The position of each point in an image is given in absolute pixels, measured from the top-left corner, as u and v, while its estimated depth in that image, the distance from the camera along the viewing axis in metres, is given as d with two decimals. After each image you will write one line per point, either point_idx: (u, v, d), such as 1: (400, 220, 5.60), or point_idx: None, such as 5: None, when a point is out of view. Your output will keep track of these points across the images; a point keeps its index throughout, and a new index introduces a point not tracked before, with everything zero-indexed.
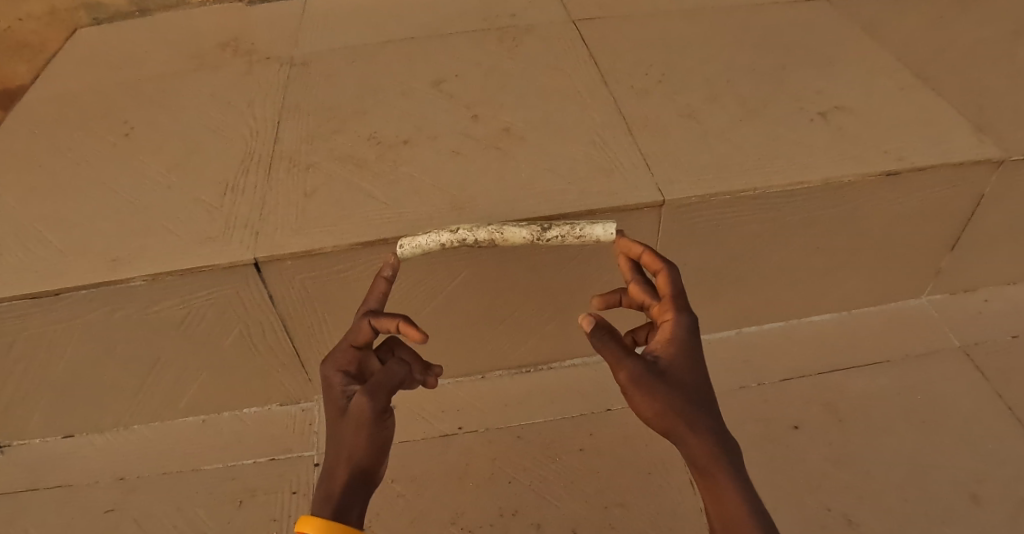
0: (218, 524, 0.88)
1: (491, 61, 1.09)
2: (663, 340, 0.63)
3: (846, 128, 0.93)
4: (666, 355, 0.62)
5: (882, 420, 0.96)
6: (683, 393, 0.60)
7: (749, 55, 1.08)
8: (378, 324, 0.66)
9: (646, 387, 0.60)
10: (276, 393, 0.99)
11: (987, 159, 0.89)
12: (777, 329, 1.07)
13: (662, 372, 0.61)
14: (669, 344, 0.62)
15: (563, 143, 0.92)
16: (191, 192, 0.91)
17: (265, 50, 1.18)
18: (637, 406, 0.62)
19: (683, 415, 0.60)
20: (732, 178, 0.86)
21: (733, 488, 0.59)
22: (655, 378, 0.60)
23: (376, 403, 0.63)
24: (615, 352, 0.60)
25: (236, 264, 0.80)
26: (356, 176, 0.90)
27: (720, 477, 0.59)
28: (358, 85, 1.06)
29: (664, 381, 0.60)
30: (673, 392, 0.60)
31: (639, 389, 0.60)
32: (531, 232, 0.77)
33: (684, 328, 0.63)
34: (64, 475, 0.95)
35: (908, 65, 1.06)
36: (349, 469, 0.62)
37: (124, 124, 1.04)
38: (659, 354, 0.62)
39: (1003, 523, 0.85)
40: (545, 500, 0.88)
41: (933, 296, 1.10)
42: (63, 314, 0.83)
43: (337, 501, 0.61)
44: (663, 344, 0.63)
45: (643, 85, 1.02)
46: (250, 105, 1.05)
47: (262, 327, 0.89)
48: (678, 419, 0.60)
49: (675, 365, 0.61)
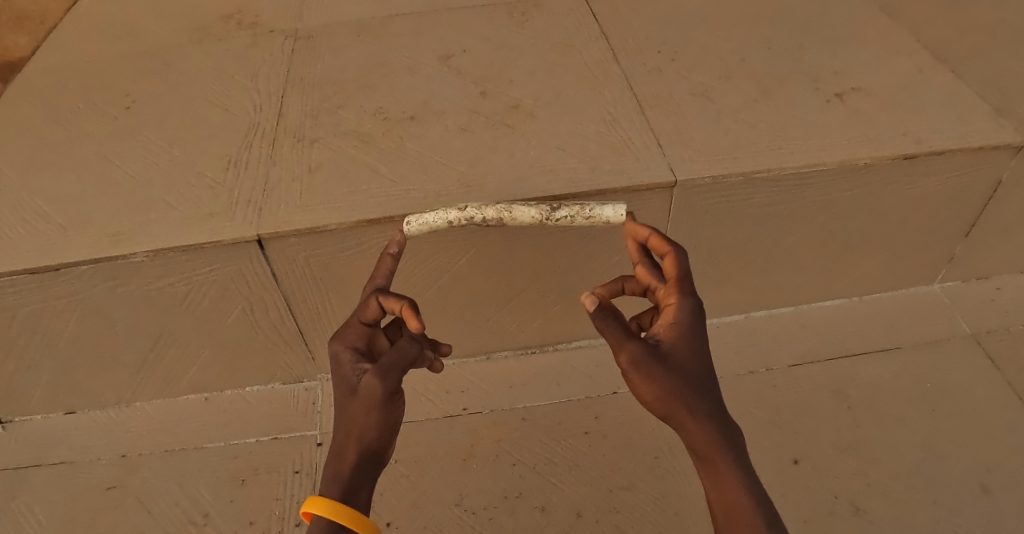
0: (220, 502, 0.88)
1: (500, 36, 1.07)
2: (666, 324, 0.61)
3: (866, 109, 0.91)
4: (668, 338, 0.60)
5: (895, 406, 0.95)
6: (685, 378, 0.59)
7: (765, 33, 1.05)
8: (386, 302, 0.65)
9: (645, 371, 0.59)
10: (280, 371, 0.98)
11: (1007, 144, 0.87)
12: (787, 314, 1.05)
13: (664, 355, 0.59)
14: (673, 328, 0.60)
15: (575, 120, 0.90)
16: (193, 166, 0.89)
17: (269, 22, 1.15)
18: (638, 390, 0.60)
19: (683, 401, 0.59)
20: (747, 159, 0.84)
21: (732, 476, 0.58)
22: (656, 362, 0.59)
23: (387, 382, 0.61)
24: (617, 334, 0.59)
25: (239, 240, 0.79)
26: (361, 151, 0.88)
27: (721, 465, 0.58)
28: (364, 58, 1.04)
29: (664, 365, 0.59)
30: (673, 377, 0.59)
31: (638, 373, 0.59)
32: (540, 212, 0.75)
33: (688, 311, 0.61)
34: (67, 451, 0.94)
35: (929, 46, 1.03)
36: (359, 449, 0.61)
37: (125, 97, 1.02)
38: (662, 338, 0.60)
39: (1013, 513, 0.84)
40: (552, 482, 0.87)
41: (947, 283, 1.08)
42: (64, 289, 0.82)
43: (346, 482, 0.61)
44: (666, 328, 0.61)
45: (656, 62, 1.00)
46: (254, 79, 1.03)
47: (264, 304, 0.88)
48: (678, 405, 0.59)
49: (677, 350, 0.60)
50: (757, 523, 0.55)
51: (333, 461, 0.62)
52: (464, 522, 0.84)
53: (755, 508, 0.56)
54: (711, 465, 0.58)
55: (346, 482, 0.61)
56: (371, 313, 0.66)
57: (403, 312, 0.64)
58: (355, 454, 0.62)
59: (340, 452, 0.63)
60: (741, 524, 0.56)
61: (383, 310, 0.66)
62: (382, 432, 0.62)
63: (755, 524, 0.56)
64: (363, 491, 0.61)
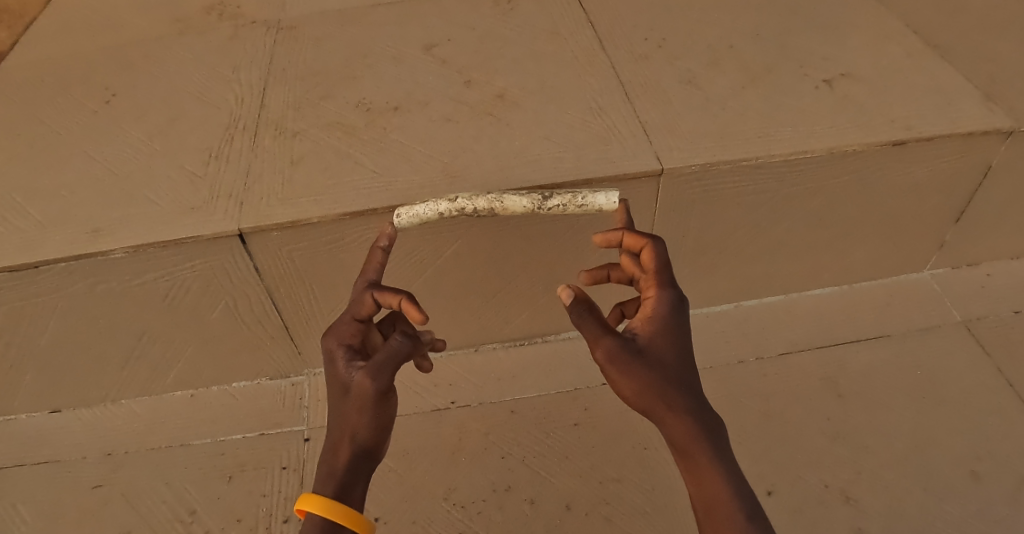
0: (206, 499, 0.87)
1: (486, 24, 1.05)
2: (644, 318, 0.61)
3: (854, 95, 0.90)
4: (645, 332, 0.60)
5: (885, 394, 0.94)
6: (663, 373, 0.58)
7: (754, 19, 1.04)
8: (381, 299, 0.64)
9: (623, 366, 0.58)
10: (266, 367, 0.97)
11: (997, 130, 0.86)
12: (777, 302, 1.05)
13: (641, 349, 0.59)
14: (650, 322, 0.60)
15: (561, 110, 0.89)
16: (174, 159, 0.88)
17: (251, 13, 1.14)
18: (617, 385, 0.60)
19: (662, 395, 0.58)
20: (735, 146, 0.83)
21: (710, 469, 0.57)
22: (633, 356, 0.58)
23: (378, 383, 0.60)
24: (594, 330, 0.59)
25: (220, 235, 0.78)
26: (343, 143, 0.87)
27: (700, 460, 0.57)
28: (347, 48, 1.03)
29: (641, 359, 0.58)
30: (651, 372, 0.58)
31: (616, 368, 0.59)
32: (531, 202, 0.75)
33: (667, 304, 0.61)
34: (52, 450, 0.93)
35: (918, 31, 1.02)
36: (352, 448, 0.61)
37: (105, 90, 1.01)
38: (639, 332, 0.60)
39: (1003, 500, 0.84)
40: (542, 474, 0.87)
41: (937, 270, 1.08)
42: (44, 286, 0.80)
43: (340, 480, 0.60)
44: (643, 322, 0.61)
45: (643, 50, 0.99)
46: (236, 71, 1.01)
47: (248, 299, 0.87)
48: (656, 399, 0.58)
49: (654, 344, 0.59)
50: (737, 517, 0.55)
51: (325, 459, 0.62)
52: (453, 516, 0.84)
53: (735, 502, 0.56)
54: (691, 459, 0.58)
55: (338, 480, 0.60)
56: (365, 310, 0.65)
57: (401, 307, 0.63)
58: (347, 453, 0.61)
59: (331, 449, 0.62)
60: (720, 519, 0.56)
61: (377, 306, 0.65)
62: (374, 432, 0.62)
63: (734, 519, 0.55)
64: (357, 489, 0.61)
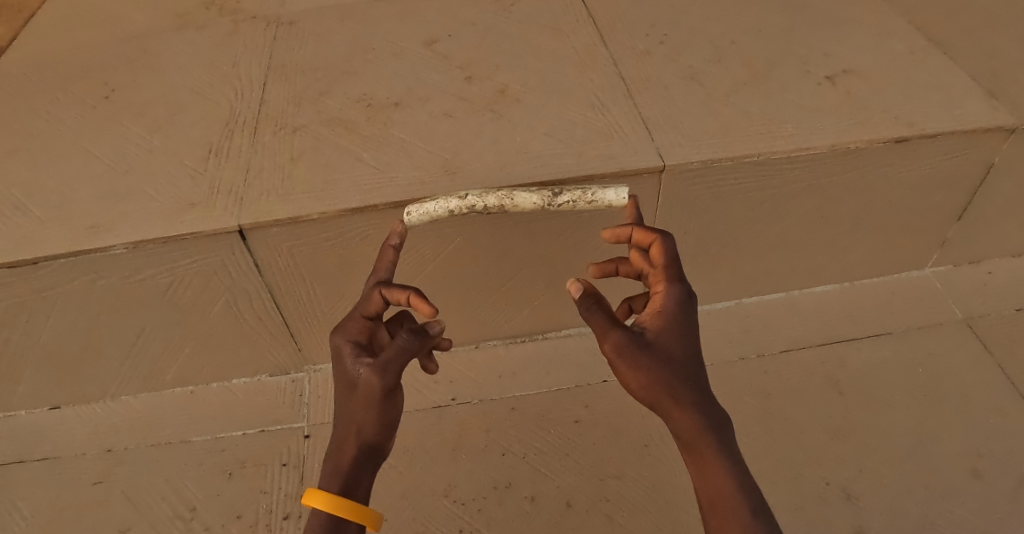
0: (207, 496, 0.87)
1: (486, 20, 1.05)
2: (652, 312, 0.60)
3: (857, 92, 0.90)
4: (653, 327, 0.60)
5: (886, 392, 0.94)
6: (671, 367, 0.58)
7: (756, 15, 1.03)
8: (389, 294, 0.64)
9: (632, 360, 0.58)
10: (266, 363, 0.97)
11: (1000, 127, 0.86)
12: (779, 300, 1.04)
13: (649, 344, 0.59)
14: (658, 316, 0.60)
15: (562, 105, 0.89)
16: (173, 155, 0.88)
17: (251, 8, 1.13)
18: (624, 379, 0.60)
19: (670, 389, 0.58)
20: (736, 143, 0.83)
21: (716, 462, 0.57)
22: (642, 350, 0.58)
23: (385, 380, 0.60)
24: (602, 323, 0.58)
25: (220, 231, 0.77)
26: (344, 139, 0.86)
27: (707, 454, 0.58)
28: (347, 43, 1.02)
29: (649, 353, 0.58)
30: (659, 367, 0.58)
31: (625, 362, 0.58)
32: (541, 199, 0.74)
33: (676, 299, 0.60)
34: (52, 446, 0.93)
35: (921, 27, 1.01)
36: (358, 443, 0.61)
37: (104, 85, 1.00)
38: (648, 326, 0.60)
39: (1004, 498, 0.83)
40: (542, 471, 0.86)
41: (938, 268, 1.07)
42: (44, 282, 0.80)
43: (344, 476, 0.60)
44: (652, 316, 0.60)
45: (645, 45, 0.98)
46: (236, 66, 1.01)
47: (248, 296, 0.86)
48: (665, 393, 0.58)
49: (662, 338, 0.59)
50: (742, 511, 0.55)
51: (332, 454, 0.62)
52: (454, 512, 0.84)
53: (739, 495, 0.56)
54: (697, 453, 0.58)
55: (343, 476, 0.61)
56: (372, 306, 0.65)
57: (409, 303, 0.63)
58: (352, 449, 0.61)
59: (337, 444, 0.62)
60: (725, 512, 0.56)
61: (385, 302, 0.65)
62: (380, 428, 0.62)
63: (740, 512, 0.56)
64: (361, 485, 0.61)
